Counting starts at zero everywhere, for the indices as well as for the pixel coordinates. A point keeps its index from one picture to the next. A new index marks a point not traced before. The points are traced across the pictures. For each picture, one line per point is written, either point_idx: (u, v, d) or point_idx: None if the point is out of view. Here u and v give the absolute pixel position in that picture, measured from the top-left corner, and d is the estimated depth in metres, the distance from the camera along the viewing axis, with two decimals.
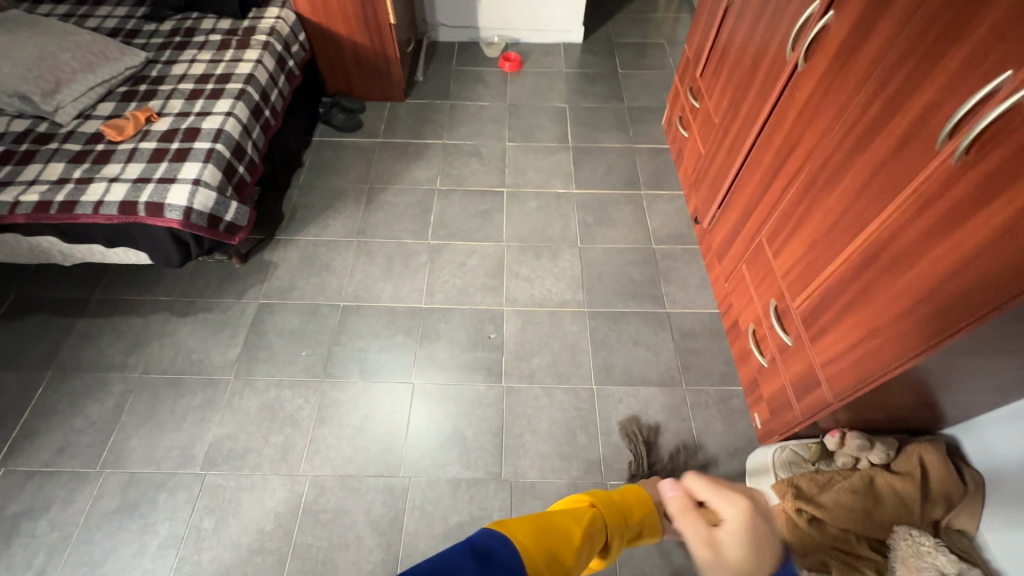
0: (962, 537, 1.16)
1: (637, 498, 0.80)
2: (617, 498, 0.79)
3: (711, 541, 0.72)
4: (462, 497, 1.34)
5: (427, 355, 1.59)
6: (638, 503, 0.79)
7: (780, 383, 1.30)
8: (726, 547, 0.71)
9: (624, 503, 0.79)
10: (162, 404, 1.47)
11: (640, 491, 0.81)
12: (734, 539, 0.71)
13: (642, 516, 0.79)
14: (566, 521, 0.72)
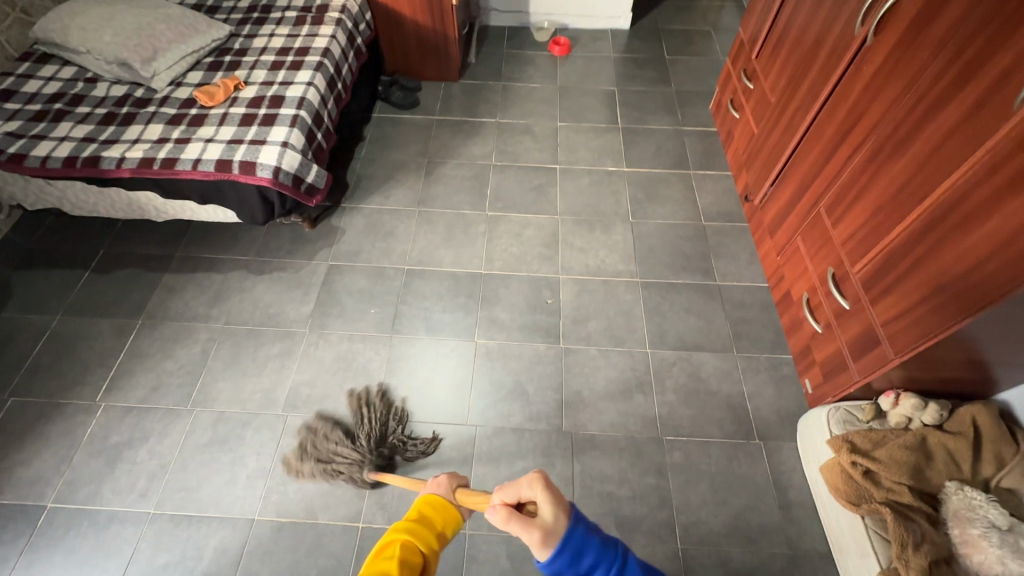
0: (1011, 495, 1.21)
1: (430, 509, 0.84)
2: (414, 522, 0.81)
3: (542, 526, 0.73)
4: (526, 445, 1.42)
5: (488, 316, 1.67)
6: (436, 513, 0.84)
7: (836, 347, 1.35)
8: (544, 522, 0.73)
9: (426, 522, 0.83)
10: (244, 351, 1.58)
11: (432, 499, 0.86)
12: (547, 506, 0.75)
13: (442, 521, 0.83)
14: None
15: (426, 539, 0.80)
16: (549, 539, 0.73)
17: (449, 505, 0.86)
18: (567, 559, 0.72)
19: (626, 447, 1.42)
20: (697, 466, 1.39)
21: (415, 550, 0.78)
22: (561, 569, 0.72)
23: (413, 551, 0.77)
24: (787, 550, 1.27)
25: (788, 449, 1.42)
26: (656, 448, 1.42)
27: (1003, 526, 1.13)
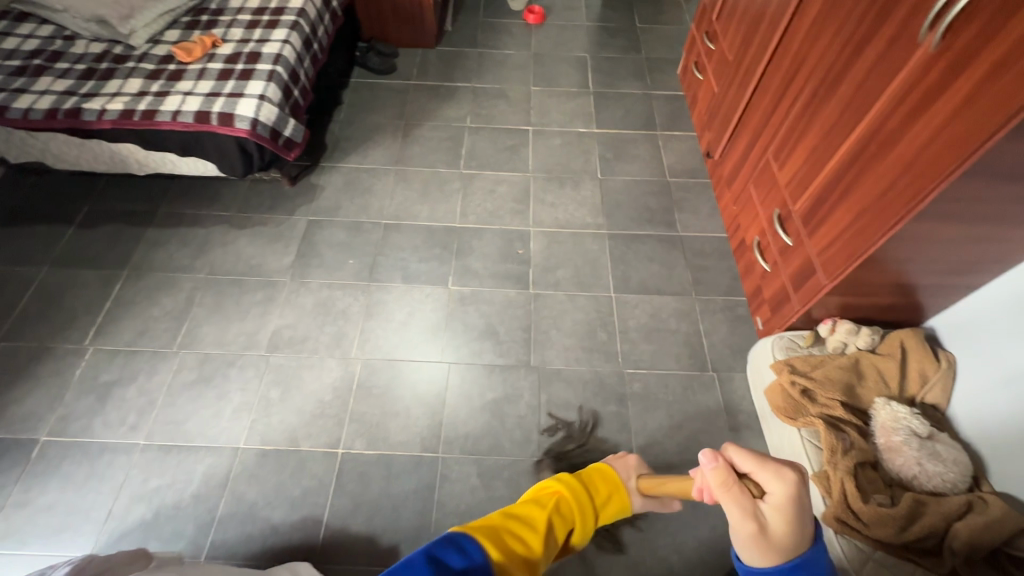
0: (935, 410, 1.32)
1: (599, 478, 0.95)
2: (576, 483, 0.92)
3: (766, 520, 0.68)
4: (496, 378, 1.52)
5: (461, 266, 1.76)
6: (602, 485, 0.93)
7: (781, 283, 1.47)
8: (770, 527, 0.68)
9: (593, 490, 0.93)
10: (227, 299, 1.65)
11: (601, 471, 0.96)
12: (780, 517, 0.68)
13: (605, 492, 0.93)
14: (522, 519, 0.84)
15: (579, 506, 0.89)
16: (763, 545, 0.67)
17: (615, 482, 0.94)
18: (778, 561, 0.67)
19: (590, 379, 1.52)
20: (655, 394, 1.50)
21: (569, 511, 0.88)
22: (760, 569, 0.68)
23: (568, 510, 0.88)
24: None
25: (738, 379, 1.53)
26: (617, 380, 1.52)
27: (923, 434, 1.24)
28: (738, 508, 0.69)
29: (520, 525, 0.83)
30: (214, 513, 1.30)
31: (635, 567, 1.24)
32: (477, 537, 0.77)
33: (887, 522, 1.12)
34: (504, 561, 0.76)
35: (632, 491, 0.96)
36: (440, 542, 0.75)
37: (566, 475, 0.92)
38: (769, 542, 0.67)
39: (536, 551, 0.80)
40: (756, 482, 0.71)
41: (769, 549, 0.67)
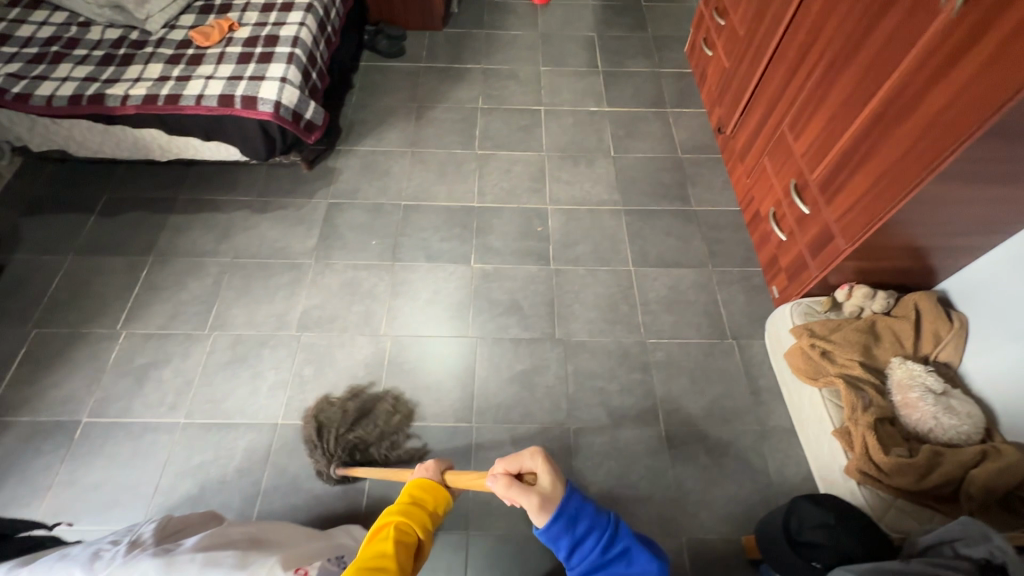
0: (947, 368, 1.38)
1: (419, 491, 0.92)
2: (406, 504, 0.89)
3: (545, 488, 0.84)
4: (523, 351, 1.57)
5: (482, 244, 1.79)
6: (426, 493, 0.92)
7: (798, 251, 1.51)
8: (543, 490, 0.84)
9: (417, 503, 0.90)
10: (254, 281, 1.68)
11: (422, 482, 0.94)
12: (546, 480, 0.85)
13: (432, 501, 0.92)
14: (376, 561, 0.78)
15: (416, 518, 0.87)
16: (547, 505, 0.83)
17: (438, 487, 0.94)
18: (561, 521, 0.82)
19: (614, 350, 1.57)
20: (678, 362, 1.55)
21: (409, 529, 0.85)
22: (558, 533, 0.82)
23: (405, 528, 0.85)
24: (756, 427, 1.44)
25: (757, 345, 1.59)
26: (641, 350, 1.57)
27: (938, 390, 1.30)
28: (519, 493, 0.84)
29: (378, 568, 0.76)
30: (258, 485, 1.34)
31: (666, 523, 1.30)
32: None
33: (906, 471, 1.18)
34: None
35: (450, 489, 0.96)
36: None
37: (399, 502, 0.89)
38: (548, 503, 0.83)
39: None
40: (524, 469, 0.88)
41: (552, 507, 0.82)
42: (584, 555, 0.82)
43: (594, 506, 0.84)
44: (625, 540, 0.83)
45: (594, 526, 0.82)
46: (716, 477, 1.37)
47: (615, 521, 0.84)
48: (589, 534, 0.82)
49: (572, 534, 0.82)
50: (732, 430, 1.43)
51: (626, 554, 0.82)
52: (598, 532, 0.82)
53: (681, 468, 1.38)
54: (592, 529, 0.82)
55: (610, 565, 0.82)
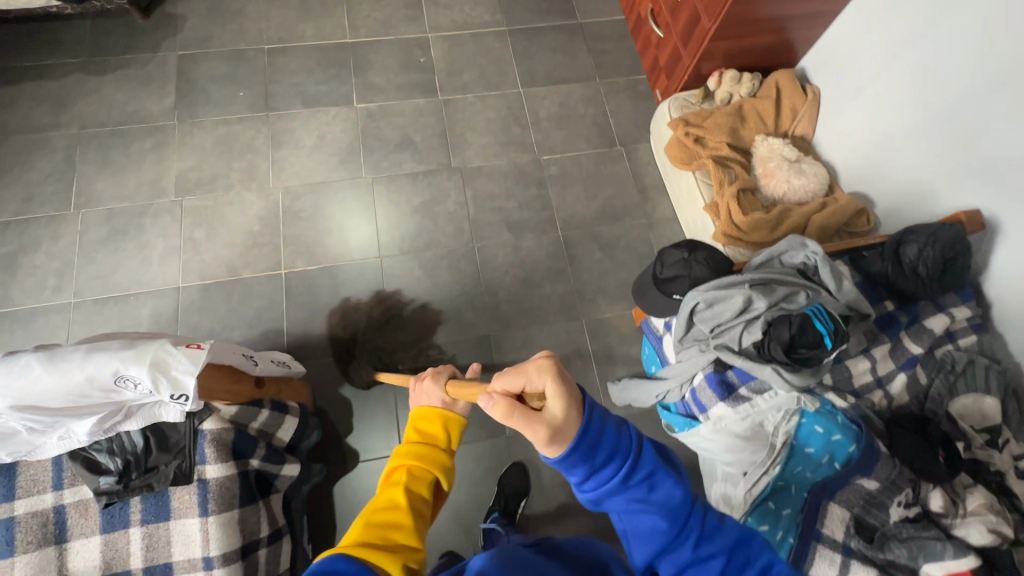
0: (803, 140, 1.53)
1: (427, 425, 0.76)
2: (411, 445, 0.74)
3: (560, 409, 0.58)
4: (421, 183, 1.56)
5: (363, 82, 1.68)
6: (437, 427, 0.76)
7: (674, 45, 1.55)
8: (557, 417, 0.58)
9: (429, 436, 0.76)
10: (113, 151, 1.52)
11: (423, 412, 0.78)
12: (561, 404, 0.58)
13: (444, 430, 0.76)
14: (379, 515, 0.66)
15: (429, 463, 0.73)
16: (562, 432, 0.58)
17: (443, 413, 0.78)
18: (579, 450, 0.57)
19: (510, 170, 1.60)
20: (572, 174, 1.61)
21: (421, 473, 0.72)
22: (574, 463, 0.58)
23: (418, 478, 0.72)
24: (644, 221, 1.57)
25: (642, 148, 1.67)
26: (535, 167, 1.61)
27: (792, 158, 1.44)
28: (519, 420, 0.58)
29: (382, 520, 0.65)
30: None
31: (569, 311, 1.45)
32: (348, 553, 0.58)
33: (761, 227, 1.35)
34: (396, 566, 0.59)
35: (455, 407, 0.79)
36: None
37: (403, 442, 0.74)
38: (563, 428, 0.58)
39: (412, 533, 0.65)
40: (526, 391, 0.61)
41: (562, 434, 0.57)
42: (602, 485, 0.59)
43: (614, 425, 0.60)
44: (648, 465, 0.60)
45: (613, 451, 0.59)
46: (610, 266, 1.52)
47: (638, 440, 0.61)
48: (606, 463, 0.59)
49: (586, 465, 0.58)
50: (622, 227, 1.56)
51: (648, 479, 0.59)
52: (619, 457, 0.59)
53: (579, 265, 1.51)
54: (610, 455, 0.59)
55: (631, 497, 0.59)
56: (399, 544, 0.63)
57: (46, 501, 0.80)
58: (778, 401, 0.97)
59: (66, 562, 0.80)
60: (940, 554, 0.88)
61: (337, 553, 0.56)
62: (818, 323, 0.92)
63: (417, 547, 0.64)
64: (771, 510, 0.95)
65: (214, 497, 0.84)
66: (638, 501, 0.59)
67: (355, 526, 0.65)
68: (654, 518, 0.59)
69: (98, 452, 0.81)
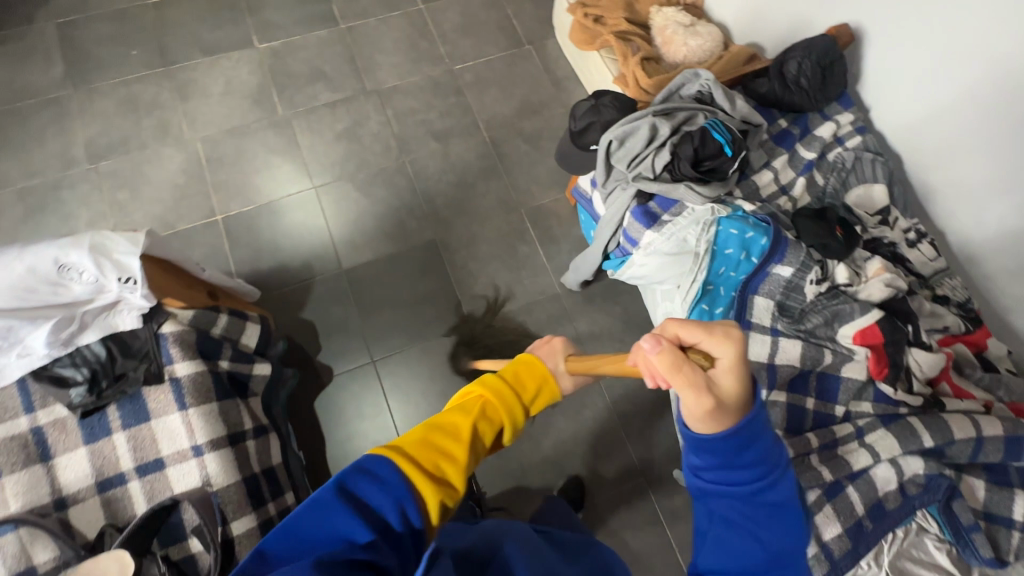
0: (695, 6, 1.61)
1: (525, 374, 0.67)
2: (505, 382, 0.66)
3: (735, 403, 0.54)
4: (340, 111, 1.57)
5: (260, 22, 1.65)
6: (533, 379, 0.67)
7: None
8: (724, 396, 0.53)
9: (522, 386, 0.66)
10: (10, 128, 1.45)
11: (528, 364, 0.68)
12: (736, 382, 0.53)
13: (538, 385, 0.67)
14: (440, 435, 0.62)
15: (510, 410, 0.65)
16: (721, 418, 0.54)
17: (547, 374, 0.68)
18: (728, 441, 0.54)
19: (426, 84, 1.62)
20: (487, 78, 1.65)
21: (495, 418, 0.65)
22: (716, 450, 0.54)
23: (493, 418, 0.65)
24: (564, 110, 1.63)
25: (550, 44, 1.72)
26: (450, 77, 1.64)
27: (686, 23, 1.53)
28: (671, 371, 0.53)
29: (440, 442, 0.61)
30: None
31: (508, 205, 1.51)
32: (398, 462, 0.58)
33: None
34: (433, 498, 0.58)
35: (564, 378, 0.69)
36: (344, 495, 0.55)
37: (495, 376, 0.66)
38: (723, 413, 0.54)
39: (463, 472, 0.61)
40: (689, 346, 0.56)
41: (724, 421, 0.53)
42: (730, 481, 0.56)
43: (774, 435, 0.56)
44: (783, 492, 0.57)
45: (763, 460, 0.55)
46: (539, 157, 1.57)
47: (786, 462, 0.57)
48: (751, 468, 0.55)
49: (727, 458, 0.55)
50: (544, 119, 1.61)
51: (780, 502, 0.57)
52: (766, 473, 0.56)
53: (509, 161, 1.56)
54: (758, 467, 0.55)
55: (751, 506, 0.57)
56: (444, 475, 0.60)
57: (21, 425, 0.82)
58: (696, 216, 1.07)
59: (57, 477, 0.83)
60: (850, 316, 1.04)
61: (385, 459, 0.58)
62: (717, 134, 1.03)
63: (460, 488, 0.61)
64: (706, 311, 1.05)
65: (190, 392, 0.88)
66: (755, 516, 0.57)
67: (417, 434, 0.62)
68: (758, 533, 0.58)
69: (62, 368, 0.83)
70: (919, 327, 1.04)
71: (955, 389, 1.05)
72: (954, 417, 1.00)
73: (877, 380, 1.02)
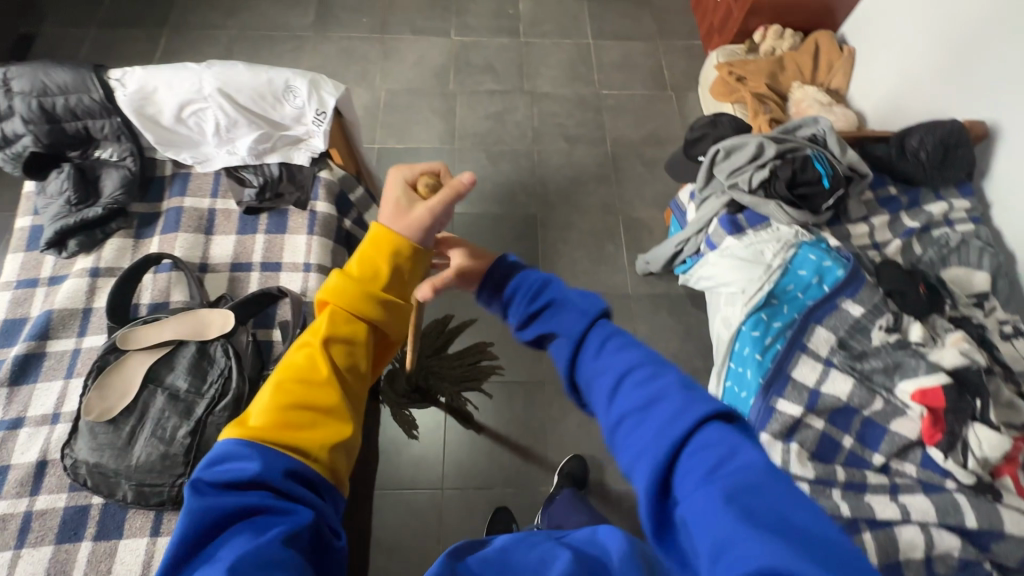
0: (837, 93, 1.71)
1: (370, 260, 0.63)
2: (348, 288, 0.63)
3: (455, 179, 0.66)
4: (496, 99, 1.86)
5: (461, 22, 2.03)
6: (380, 263, 0.62)
7: (726, 7, 1.82)
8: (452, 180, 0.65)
9: (363, 280, 0.62)
10: (262, 48, 1.93)
11: (372, 244, 0.63)
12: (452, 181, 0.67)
13: (387, 267, 0.63)
14: (302, 382, 0.60)
15: (358, 308, 0.62)
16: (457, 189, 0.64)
17: (392, 240, 0.63)
18: (488, 286, 0.72)
19: (573, 98, 1.87)
20: (626, 107, 1.86)
21: (352, 325, 0.63)
22: (488, 298, 0.72)
23: (345, 325, 0.63)
24: None
25: (691, 96, 1.90)
26: (595, 98, 1.88)
27: (824, 102, 1.63)
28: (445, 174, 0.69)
29: (304, 389, 0.60)
30: None
31: (608, 208, 1.66)
32: (259, 439, 0.55)
33: None
34: (319, 442, 0.57)
35: (410, 225, 0.63)
36: (220, 491, 0.50)
37: (340, 283, 0.63)
38: (474, 271, 0.74)
39: (341, 403, 0.60)
40: (427, 174, 0.68)
41: (492, 272, 0.72)
42: (512, 316, 0.69)
43: (531, 273, 0.70)
44: (553, 297, 0.66)
45: (518, 284, 0.69)
46: (651, 180, 1.72)
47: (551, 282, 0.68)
48: (515, 297, 0.69)
49: (502, 301, 0.71)
50: (665, 151, 1.77)
51: (549, 308, 0.66)
52: (527, 292, 0.68)
53: (622, 175, 1.72)
54: (520, 292, 0.69)
55: (535, 326, 0.66)
56: (319, 420, 0.59)
57: (204, 204, 1.09)
58: (778, 234, 1.13)
59: (209, 249, 1.08)
60: (914, 372, 1.02)
61: (247, 441, 0.54)
62: (818, 165, 1.12)
63: (344, 424, 0.60)
64: (763, 321, 1.09)
65: (320, 226, 1.10)
66: (542, 331, 0.65)
67: (275, 397, 0.58)
68: (556, 345, 0.64)
69: (245, 172, 1.09)
70: (989, 406, 0.98)
71: (1019, 487, 0.96)
72: (1008, 511, 0.93)
73: (928, 444, 0.98)
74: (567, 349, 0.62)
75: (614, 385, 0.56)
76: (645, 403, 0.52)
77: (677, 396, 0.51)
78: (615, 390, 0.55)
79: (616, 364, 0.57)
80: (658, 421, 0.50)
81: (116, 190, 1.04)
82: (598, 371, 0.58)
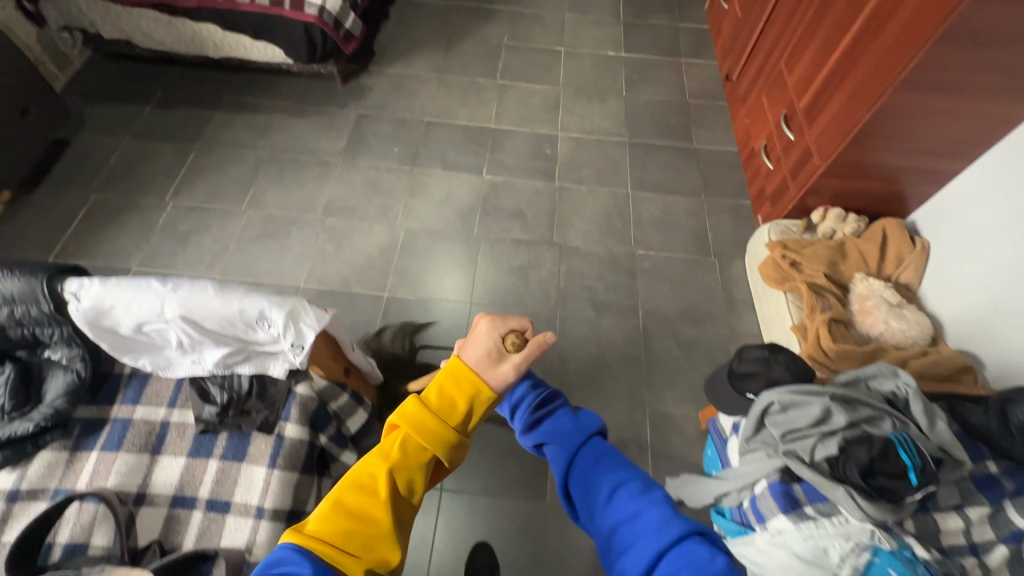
0: (906, 289, 1.49)
1: (451, 386, 0.56)
2: (423, 408, 0.55)
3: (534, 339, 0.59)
4: (521, 250, 1.72)
5: (495, 160, 1.94)
6: (460, 396, 0.55)
7: (782, 177, 1.67)
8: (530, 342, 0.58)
9: (443, 404, 0.55)
10: (288, 171, 1.87)
11: (456, 375, 0.56)
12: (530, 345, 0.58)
13: (469, 401, 0.55)
14: (360, 492, 0.51)
15: (430, 435, 0.54)
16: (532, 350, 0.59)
17: (476, 382, 0.56)
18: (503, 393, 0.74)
19: (605, 257, 1.72)
20: (663, 272, 1.70)
21: (422, 445, 0.54)
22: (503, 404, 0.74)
23: (414, 450, 0.54)
24: (727, 331, 1.59)
25: (736, 265, 1.73)
26: (629, 259, 1.72)
27: (893, 302, 1.40)
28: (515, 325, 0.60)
29: (359, 501, 0.51)
30: None
31: (634, 397, 1.45)
32: (310, 550, 0.47)
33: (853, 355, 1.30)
34: None
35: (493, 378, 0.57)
36: None
37: (415, 400, 0.55)
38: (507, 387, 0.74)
39: (392, 538, 0.49)
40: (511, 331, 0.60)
41: None
42: (520, 422, 0.71)
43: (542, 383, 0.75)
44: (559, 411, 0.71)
45: (531, 392, 0.73)
46: (686, 366, 1.52)
47: (556, 393, 0.74)
48: (521, 402, 0.72)
49: (512, 406, 0.73)
50: (702, 331, 1.58)
51: (551, 419, 0.69)
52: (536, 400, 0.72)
53: (653, 356, 1.53)
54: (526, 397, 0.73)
55: (539, 432, 0.69)
56: (368, 552, 0.48)
57: (158, 414, 0.95)
58: (847, 529, 0.88)
59: (152, 473, 0.91)
60: None
61: (295, 552, 0.47)
62: (903, 453, 0.89)
63: (389, 557, 0.49)
64: None
65: (285, 455, 0.92)
66: (540, 437, 0.68)
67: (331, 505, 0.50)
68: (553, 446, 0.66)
69: (210, 385, 0.95)
70: None
71: None
72: None
73: None
74: (559, 453, 0.65)
75: (608, 494, 0.58)
76: (633, 515, 0.55)
77: (657, 510, 0.53)
78: (608, 499, 0.57)
79: (610, 475, 0.60)
80: (647, 527, 0.52)
81: (58, 398, 0.91)
82: (590, 482, 0.60)
